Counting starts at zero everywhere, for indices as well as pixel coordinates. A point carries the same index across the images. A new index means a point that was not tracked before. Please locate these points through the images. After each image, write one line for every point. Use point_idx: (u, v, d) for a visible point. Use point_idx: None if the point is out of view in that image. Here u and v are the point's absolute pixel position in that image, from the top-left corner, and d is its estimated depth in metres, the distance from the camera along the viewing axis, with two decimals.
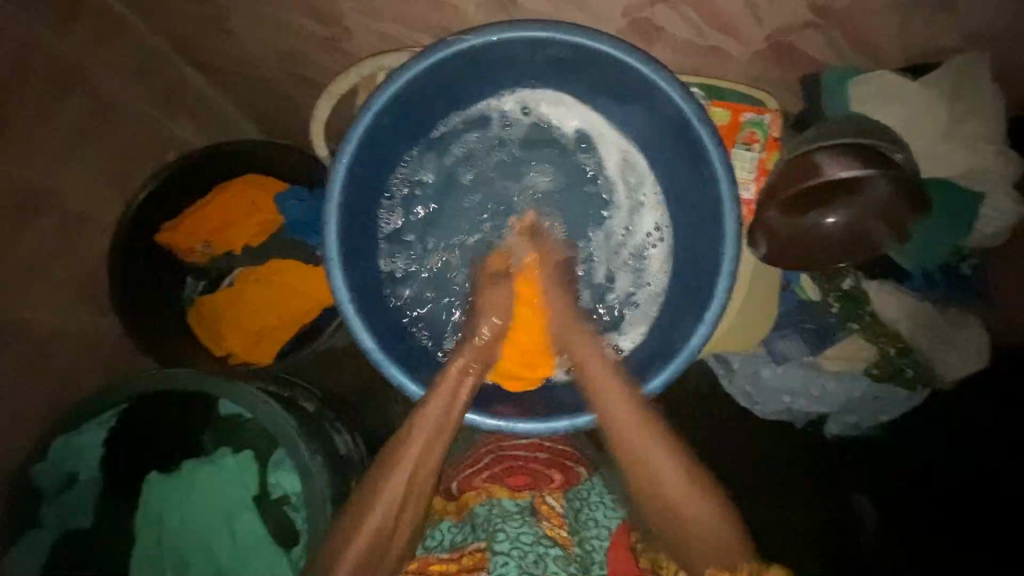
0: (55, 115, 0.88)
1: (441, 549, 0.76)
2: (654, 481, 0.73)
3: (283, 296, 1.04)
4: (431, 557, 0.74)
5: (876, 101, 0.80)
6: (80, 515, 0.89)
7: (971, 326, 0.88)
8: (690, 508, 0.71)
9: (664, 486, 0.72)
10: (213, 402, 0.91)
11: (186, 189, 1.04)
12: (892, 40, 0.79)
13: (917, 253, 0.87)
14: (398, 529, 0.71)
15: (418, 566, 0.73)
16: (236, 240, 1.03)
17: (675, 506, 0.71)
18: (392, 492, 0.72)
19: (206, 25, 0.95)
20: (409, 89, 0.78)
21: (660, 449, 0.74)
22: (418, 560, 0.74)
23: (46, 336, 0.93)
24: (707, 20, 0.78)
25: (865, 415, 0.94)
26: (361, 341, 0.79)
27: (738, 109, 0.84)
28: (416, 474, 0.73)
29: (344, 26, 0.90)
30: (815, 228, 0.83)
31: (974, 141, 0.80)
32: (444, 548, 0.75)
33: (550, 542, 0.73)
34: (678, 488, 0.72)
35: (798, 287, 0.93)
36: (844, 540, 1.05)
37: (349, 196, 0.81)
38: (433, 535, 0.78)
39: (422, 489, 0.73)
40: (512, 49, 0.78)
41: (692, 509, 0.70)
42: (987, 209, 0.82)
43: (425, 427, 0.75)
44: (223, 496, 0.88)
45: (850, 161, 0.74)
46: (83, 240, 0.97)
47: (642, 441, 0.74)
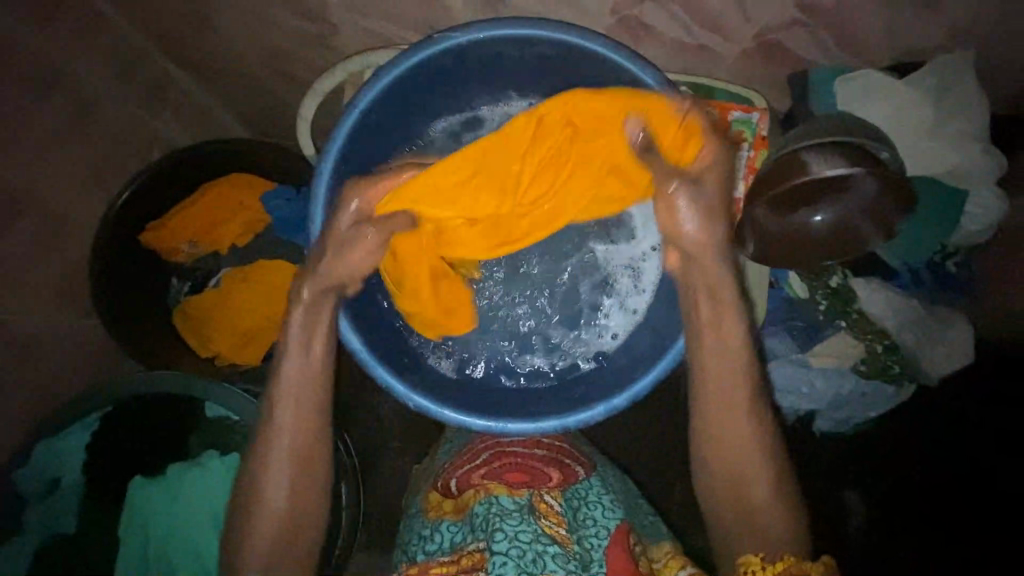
0: (43, 116, 0.87)
1: (439, 552, 0.75)
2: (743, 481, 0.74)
3: (270, 296, 1.03)
4: (431, 561, 0.74)
5: (862, 99, 0.80)
6: (64, 521, 0.88)
7: (957, 324, 0.90)
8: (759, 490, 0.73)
9: (744, 465, 0.74)
10: (200, 405, 0.90)
11: (175, 181, 1.01)
12: (879, 39, 0.79)
13: (903, 249, 0.88)
14: (294, 513, 0.75)
15: (419, 570, 0.73)
16: (222, 239, 1.04)
17: (749, 487, 0.73)
18: (279, 477, 0.75)
19: (191, 23, 0.94)
20: (395, 87, 0.77)
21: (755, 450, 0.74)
22: (417, 567, 0.73)
23: (30, 338, 0.91)
24: (696, 19, 0.78)
25: (852, 409, 0.95)
26: (346, 339, 0.78)
27: (726, 107, 0.83)
28: (298, 462, 0.75)
29: (330, 23, 0.89)
30: (803, 227, 0.82)
31: (960, 138, 0.81)
32: (442, 551, 0.74)
33: (548, 540, 0.72)
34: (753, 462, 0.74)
35: (786, 284, 0.93)
36: (835, 539, 1.06)
37: (336, 195, 0.80)
38: (429, 535, 0.77)
39: (310, 474, 0.76)
40: (499, 47, 0.77)
41: (763, 490, 0.73)
42: (974, 207, 0.83)
43: (282, 412, 0.76)
44: (208, 497, 0.87)
45: (836, 160, 0.74)
46: (66, 239, 0.95)
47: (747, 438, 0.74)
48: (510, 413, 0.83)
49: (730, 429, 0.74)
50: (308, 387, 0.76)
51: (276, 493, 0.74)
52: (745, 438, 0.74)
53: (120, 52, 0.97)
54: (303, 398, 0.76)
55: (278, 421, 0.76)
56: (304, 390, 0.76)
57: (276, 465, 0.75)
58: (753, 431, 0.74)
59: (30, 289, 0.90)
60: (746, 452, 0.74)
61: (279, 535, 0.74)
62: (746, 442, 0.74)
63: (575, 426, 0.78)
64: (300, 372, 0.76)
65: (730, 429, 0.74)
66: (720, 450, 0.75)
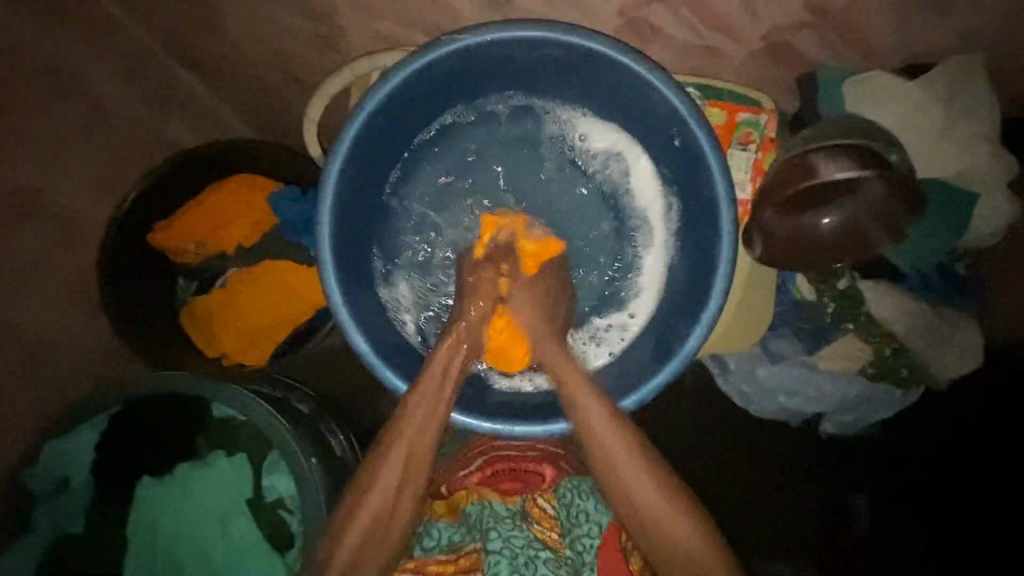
0: (49, 116, 0.87)
1: (437, 549, 0.76)
2: (629, 500, 0.71)
3: (277, 297, 1.03)
4: (429, 557, 0.75)
5: (872, 101, 0.79)
6: (73, 520, 0.88)
7: (968, 326, 0.88)
8: (669, 528, 0.69)
9: (641, 502, 0.70)
10: (207, 405, 0.90)
11: (183, 188, 1.02)
12: (887, 40, 0.78)
13: (917, 254, 0.86)
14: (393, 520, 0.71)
15: (415, 566, 0.74)
16: (229, 240, 1.03)
17: (663, 526, 0.69)
18: (385, 483, 0.71)
19: (195, 22, 0.94)
20: (401, 89, 0.77)
21: (655, 490, 0.70)
22: (415, 560, 0.75)
23: (36, 336, 0.92)
24: (703, 20, 0.77)
25: (861, 414, 0.95)
26: (354, 343, 0.78)
27: (734, 109, 0.83)
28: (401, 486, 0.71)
29: (336, 24, 0.88)
30: (812, 230, 0.83)
31: (968, 140, 0.80)
32: (440, 549, 0.76)
33: (541, 544, 0.75)
34: (662, 510, 0.70)
35: (794, 286, 0.93)
36: (843, 532, 1.07)
37: (344, 197, 0.80)
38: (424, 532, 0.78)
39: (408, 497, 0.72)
40: (506, 49, 0.77)
41: (675, 531, 0.69)
42: (983, 210, 0.82)
43: (418, 418, 0.74)
44: (217, 497, 0.87)
45: (846, 163, 0.74)
46: (76, 242, 0.96)
47: (638, 482, 0.71)
48: (518, 415, 0.83)
49: (613, 482, 0.71)
50: (430, 424, 0.74)
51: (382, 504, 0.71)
52: (630, 484, 0.71)
53: (128, 54, 0.97)
54: (428, 424, 0.74)
55: (399, 443, 0.73)
56: (427, 415, 0.74)
57: (387, 478, 0.71)
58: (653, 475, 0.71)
59: (37, 290, 0.91)
60: (645, 493, 0.70)
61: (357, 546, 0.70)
62: (625, 477, 0.71)
63: None
64: (428, 409, 0.75)
65: (613, 484, 0.72)
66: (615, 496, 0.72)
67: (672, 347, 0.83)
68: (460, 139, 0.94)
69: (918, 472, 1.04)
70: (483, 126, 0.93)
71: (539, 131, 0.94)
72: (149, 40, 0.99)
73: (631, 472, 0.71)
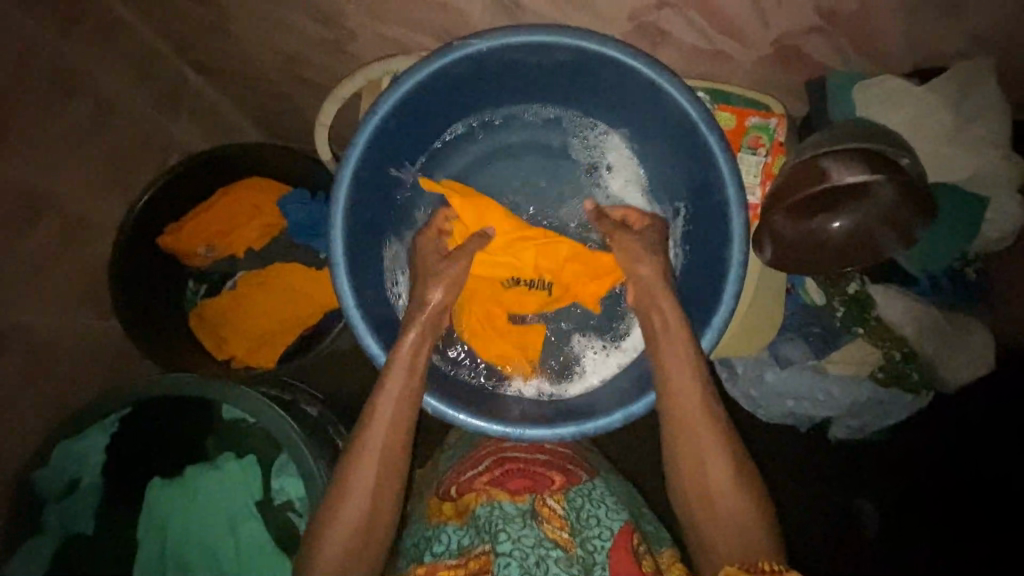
0: (61, 118, 0.88)
1: (446, 554, 0.75)
2: (692, 467, 0.70)
3: (286, 300, 1.03)
4: (439, 564, 0.74)
5: (881, 104, 0.79)
6: (82, 521, 0.88)
7: (977, 331, 0.88)
8: (730, 501, 0.68)
9: (704, 471, 0.70)
10: (215, 408, 0.90)
11: (194, 190, 1.03)
12: (896, 45, 0.78)
13: (926, 257, 0.86)
14: (378, 516, 0.70)
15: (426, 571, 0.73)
16: (239, 242, 1.04)
17: (719, 498, 0.69)
18: (365, 478, 0.70)
19: (207, 26, 0.94)
20: (414, 93, 0.78)
21: (718, 463, 0.70)
22: (425, 567, 0.74)
23: (46, 337, 0.92)
24: (713, 25, 0.77)
25: (870, 418, 0.95)
26: (366, 346, 0.78)
27: (744, 114, 0.83)
28: (376, 488, 0.70)
29: (346, 27, 0.88)
30: (821, 234, 0.82)
31: (977, 144, 0.80)
32: (449, 554, 0.75)
33: (551, 543, 0.72)
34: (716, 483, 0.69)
35: (803, 291, 0.93)
36: (851, 538, 1.07)
37: (355, 200, 0.80)
38: (434, 535, 0.78)
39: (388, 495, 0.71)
40: (519, 53, 0.77)
41: (729, 505, 0.68)
42: (992, 214, 0.82)
43: (388, 414, 0.73)
44: (227, 501, 0.87)
45: (858, 167, 0.74)
46: (86, 244, 0.97)
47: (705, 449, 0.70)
48: (528, 419, 0.83)
49: (685, 443, 0.71)
50: (396, 419, 0.73)
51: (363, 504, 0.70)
52: (703, 447, 0.70)
53: (138, 57, 0.97)
54: (397, 422, 0.73)
55: (368, 437, 0.71)
56: (394, 412, 0.73)
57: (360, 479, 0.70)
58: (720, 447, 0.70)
59: (49, 291, 0.91)
60: (710, 461, 0.70)
61: (343, 545, 0.68)
62: (698, 439, 0.70)
63: (592, 433, 0.78)
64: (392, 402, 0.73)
65: (682, 448, 0.71)
66: (682, 462, 0.71)
67: None
68: (471, 144, 0.95)
69: (925, 477, 1.04)
70: (495, 131, 0.94)
71: (541, 135, 0.96)
72: (159, 42, 0.99)
73: (698, 441, 0.70)
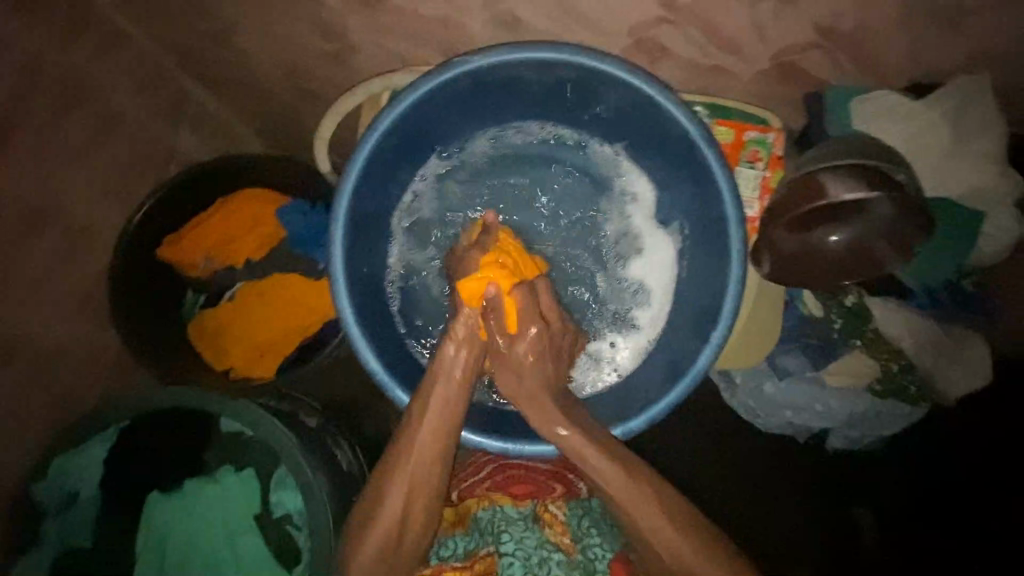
0: (60, 131, 0.88)
1: (454, 557, 0.76)
2: (633, 526, 0.69)
3: (283, 309, 1.03)
4: (445, 565, 0.75)
5: (880, 120, 0.80)
6: (82, 532, 0.87)
7: (973, 344, 0.88)
8: (665, 539, 0.68)
9: (644, 527, 0.68)
10: (214, 420, 0.90)
11: (191, 201, 1.03)
12: (896, 61, 0.78)
13: (922, 269, 0.85)
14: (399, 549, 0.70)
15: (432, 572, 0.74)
16: (239, 253, 1.04)
17: (664, 547, 0.68)
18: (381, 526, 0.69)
19: (207, 37, 0.94)
20: (414, 109, 0.78)
21: (660, 515, 0.68)
22: (431, 569, 0.75)
23: (47, 347, 0.93)
24: (713, 40, 0.78)
25: (866, 429, 0.95)
26: (366, 360, 0.78)
27: (742, 128, 0.84)
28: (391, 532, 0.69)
29: (347, 41, 0.88)
30: (819, 247, 0.82)
31: (975, 159, 0.80)
32: (456, 556, 0.76)
33: (553, 547, 0.76)
34: (665, 530, 0.68)
35: (801, 303, 0.93)
36: (848, 543, 1.07)
37: (355, 216, 0.81)
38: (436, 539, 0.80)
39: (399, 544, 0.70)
40: (518, 70, 0.77)
41: (685, 550, 0.67)
42: (988, 229, 0.82)
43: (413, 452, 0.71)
44: (225, 513, 0.87)
45: (856, 184, 0.74)
46: (85, 254, 0.97)
47: (641, 510, 0.69)
48: (527, 435, 0.82)
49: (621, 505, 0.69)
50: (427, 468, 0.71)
51: (408, 505, 0.70)
52: (638, 508, 0.68)
53: (140, 68, 0.98)
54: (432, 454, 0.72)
55: (402, 482, 0.70)
56: (428, 453, 0.72)
57: (382, 521, 0.69)
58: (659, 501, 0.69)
59: (48, 303, 0.92)
60: (650, 525, 0.68)
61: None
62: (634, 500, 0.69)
63: None
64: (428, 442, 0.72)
65: (623, 508, 0.69)
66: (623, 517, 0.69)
67: (683, 366, 0.83)
68: (471, 157, 0.94)
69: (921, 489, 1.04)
70: (492, 145, 0.94)
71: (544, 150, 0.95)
72: (162, 54, 1.00)
73: (627, 508, 0.69)
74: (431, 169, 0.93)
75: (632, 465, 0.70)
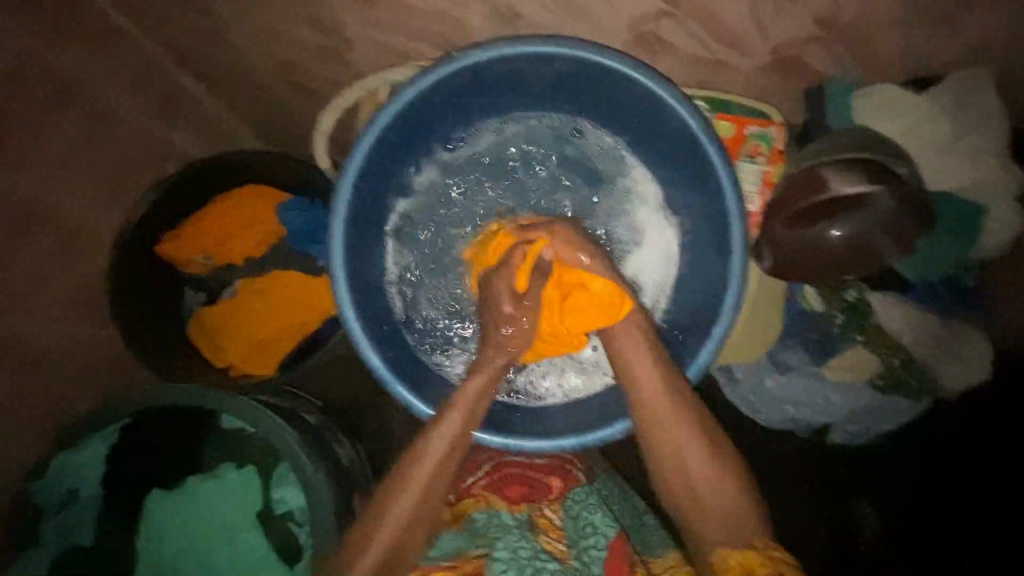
0: (57, 128, 0.87)
1: (442, 557, 0.74)
2: (682, 470, 0.71)
3: (280, 308, 1.03)
4: (433, 564, 0.73)
5: (880, 113, 0.80)
6: (82, 531, 0.87)
7: (972, 338, 0.88)
8: (712, 484, 0.70)
9: (692, 471, 0.71)
10: (215, 417, 0.90)
11: (188, 198, 1.02)
12: (896, 55, 0.78)
13: (922, 263, 0.86)
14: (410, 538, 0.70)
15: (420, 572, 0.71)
16: (236, 251, 1.03)
17: (705, 491, 0.70)
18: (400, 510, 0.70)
19: (203, 33, 0.94)
20: (413, 104, 0.78)
21: (707, 459, 0.71)
22: (418, 569, 0.72)
23: (45, 345, 0.92)
24: (712, 34, 0.77)
25: (867, 424, 0.95)
26: (366, 358, 0.78)
27: (743, 122, 0.84)
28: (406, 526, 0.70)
29: (345, 37, 0.88)
30: (821, 241, 0.81)
31: (976, 153, 0.80)
32: (444, 556, 0.74)
33: (548, 556, 0.73)
34: (707, 472, 0.70)
35: (803, 297, 0.93)
36: (848, 539, 1.06)
37: (354, 212, 0.80)
38: None
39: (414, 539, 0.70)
40: (518, 65, 0.77)
41: (727, 493, 0.70)
42: (990, 222, 0.82)
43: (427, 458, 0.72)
44: (224, 513, 0.87)
45: (857, 177, 0.76)
46: (83, 252, 0.96)
47: (685, 452, 0.71)
48: (527, 432, 0.84)
49: (669, 450, 0.72)
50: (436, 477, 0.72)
51: (422, 491, 0.71)
52: (683, 446, 0.71)
53: (136, 65, 0.97)
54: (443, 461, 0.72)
55: (413, 483, 0.71)
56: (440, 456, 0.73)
57: (398, 512, 0.70)
58: (706, 447, 0.71)
59: (47, 301, 0.91)
60: (694, 464, 0.71)
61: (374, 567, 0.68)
62: (685, 449, 0.71)
63: (593, 444, 0.80)
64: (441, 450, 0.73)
65: (672, 453, 0.72)
66: (665, 462, 0.72)
67: (683, 361, 0.83)
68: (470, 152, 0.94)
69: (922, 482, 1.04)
70: (492, 140, 0.94)
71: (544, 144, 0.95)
72: (158, 51, 0.99)
73: (676, 449, 0.71)
74: (430, 165, 0.93)
75: (678, 403, 0.73)
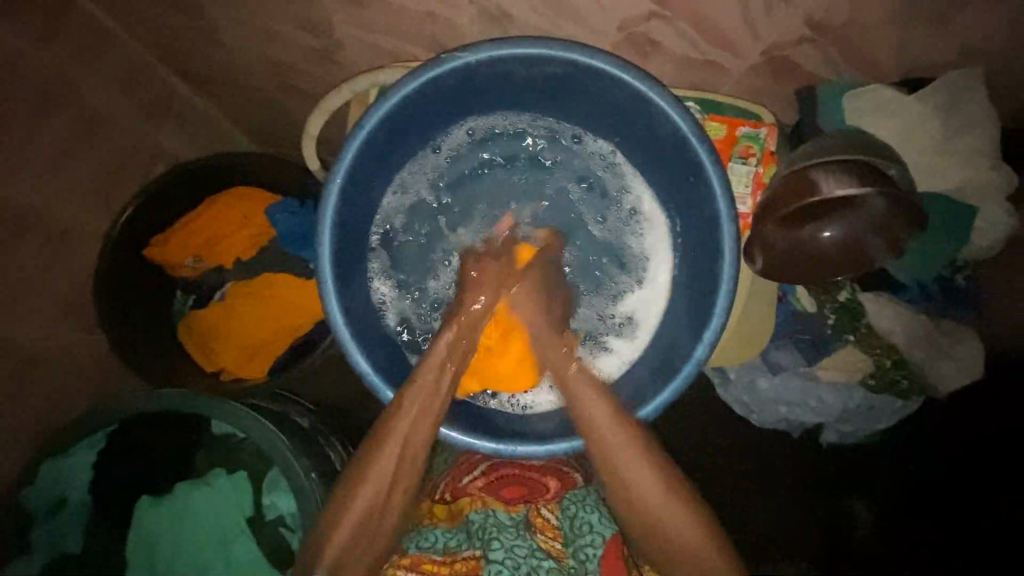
0: (44, 132, 0.87)
1: (434, 550, 0.76)
2: (623, 490, 0.74)
3: (270, 310, 1.02)
4: (425, 556, 0.75)
5: (871, 114, 0.79)
6: (71, 538, 0.86)
7: (966, 338, 0.88)
8: (657, 505, 0.73)
9: (635, 489, 0.73)
10: (206, 421, 0.89)
11: (178, 200, 1.01)
12: (887, 56, 0.78)
13: (915, 265, 0.86)
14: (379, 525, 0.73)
15: (411, 562, 0.74)
16: (227, 253, 1.02)
17: (649, 509, 0.73)
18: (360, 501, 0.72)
19: (192, 35, 0.93)
20: (402, 107, 0.77)
21: (655, 477, 0.74)
22: (409, 558, 0.75)
23: (34, 349, 0.92)
24: (703, 35, 0.77)
25: (858, 424, 0.95)
26: (355, 364, 0.77)
27: (735, 123, 0.83)
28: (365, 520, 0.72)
29: (335, 38, 0.87)
30: (812, 241, 0.82)
31: (968, 155, 0.80)
32: (436, 550, 0.76)
33: (544, 554, 0.75)
34: (655, 492, 0.73)
35: (794, 298, 0.93)
36: (840, 538, 1.07)
37: (343, 215, 0.80)
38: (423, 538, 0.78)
39: (381, 533, 0.73)
40: (509, 67, 0.76)
41: (674, 512, 0.72)
42: (980, 222, 0.82)
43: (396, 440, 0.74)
44: (215, 516, 0.86)
45: (848, 180, 0.74)
46: (72, 256, 0.95)
47: (631, 472, 0.74)
48: (518, 433, 0.82)
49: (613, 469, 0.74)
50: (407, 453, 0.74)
51: (386, 481, 0.73)
52: (630, 466, 0.74)
53: (125, 67, 0.97)
54: (413, 440, 0.74)
55: (381, 459, 0.73)
56: (409, 437, 0.74)
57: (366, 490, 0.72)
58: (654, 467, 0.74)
59: (35, 306, 0.91)
60: (638, 480, 0.73)
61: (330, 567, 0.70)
62: (633, 472, 0.74)
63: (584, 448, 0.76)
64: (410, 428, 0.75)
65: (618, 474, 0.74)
66: (610, 477, 0.75)
67: (675, 362, 0.82)
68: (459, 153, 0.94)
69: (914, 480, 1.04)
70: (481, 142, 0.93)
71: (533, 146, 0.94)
72: (147, 53, 0.99)
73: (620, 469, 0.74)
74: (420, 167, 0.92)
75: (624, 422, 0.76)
